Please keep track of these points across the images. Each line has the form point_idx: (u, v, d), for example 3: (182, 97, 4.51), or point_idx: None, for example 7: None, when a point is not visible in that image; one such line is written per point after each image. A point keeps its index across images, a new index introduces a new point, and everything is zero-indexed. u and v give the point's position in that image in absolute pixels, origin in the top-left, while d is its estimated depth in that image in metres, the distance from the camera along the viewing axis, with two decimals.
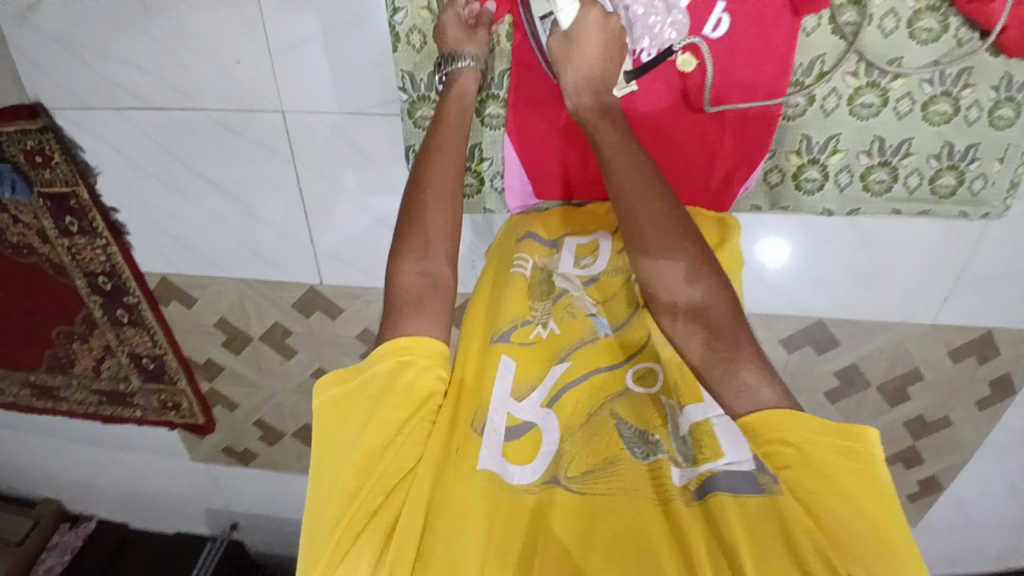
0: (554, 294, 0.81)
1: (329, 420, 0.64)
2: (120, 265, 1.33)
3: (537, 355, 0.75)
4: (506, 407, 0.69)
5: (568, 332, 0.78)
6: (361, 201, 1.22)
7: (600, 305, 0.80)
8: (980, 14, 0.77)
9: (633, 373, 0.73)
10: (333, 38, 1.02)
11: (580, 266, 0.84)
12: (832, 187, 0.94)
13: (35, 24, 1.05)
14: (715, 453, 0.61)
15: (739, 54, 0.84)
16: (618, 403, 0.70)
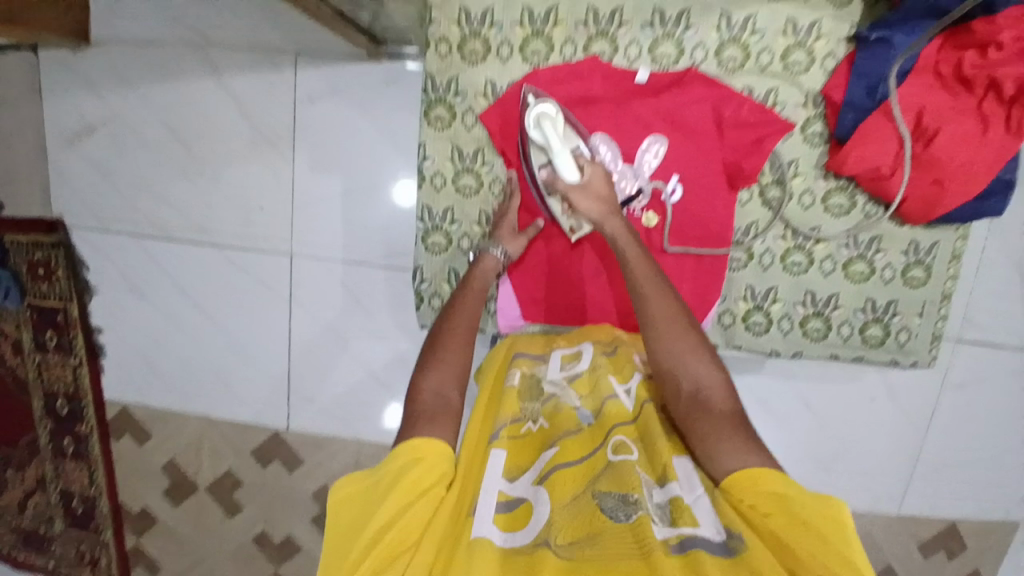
0: (543, 396, 0.73)
1: (342, 508, 0.61)
2: (84, 390, 1.30)
3: (527, 447, 0.66)
4: (498, 483, 0.61)
5: (561, 427, 0.68)
6: (346, 345, 1.24)
7: (584, 398, 0.72)
8: (879, 184, 0.80)
9: (616, 445, 0.63)
10: (351, 198, 1.17)
11: (566, 369, 0.76)
12: (776, 334, 0.90)
13: (89, 160, 1.21)
14: (688, 522, 0.56)
15: (698, 217, 0.86)
16: (602, 481, 0.60)
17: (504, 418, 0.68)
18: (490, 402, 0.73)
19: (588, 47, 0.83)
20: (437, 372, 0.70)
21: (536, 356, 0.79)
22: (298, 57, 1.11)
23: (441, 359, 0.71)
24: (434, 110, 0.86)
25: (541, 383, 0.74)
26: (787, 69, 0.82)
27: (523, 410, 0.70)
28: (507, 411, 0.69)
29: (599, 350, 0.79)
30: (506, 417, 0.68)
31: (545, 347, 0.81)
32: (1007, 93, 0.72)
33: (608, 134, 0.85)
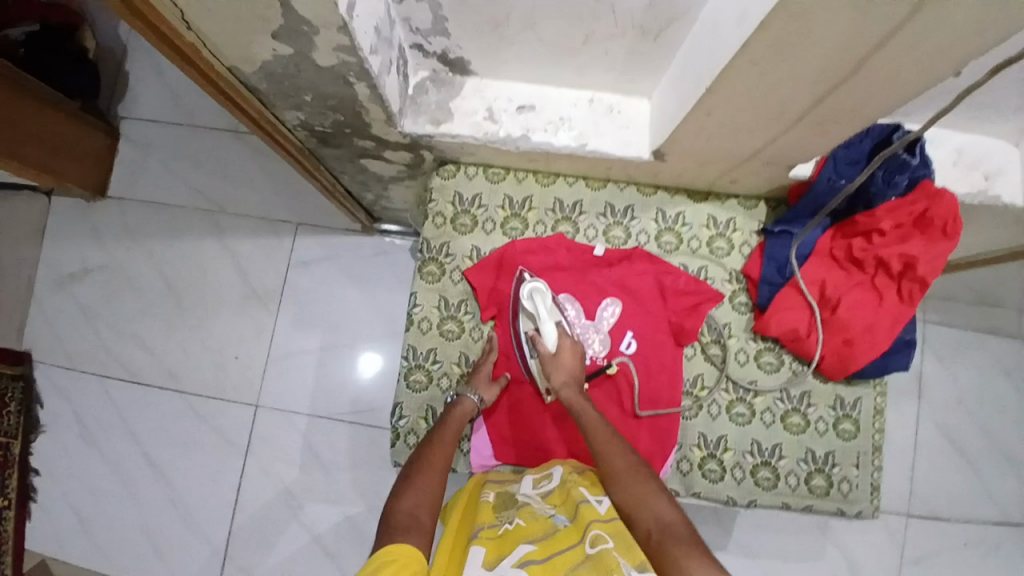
0: (517, 505, 0.63)
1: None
2: (4, 537, 1.17)
3: (504, 543, 0.57)
4: (477, 572, 0.53)
5: (538, 530, 0.58)
6: (296, 505, 1.17)
7: (558, 508, 0.62)
8: (797, 346, 0.72)
9: (594, 538, 0.55)
10: (327, 353, 1.21)
11: (539, 487, 0.67)
12: (732, 484, 0.74)
13: (74, 301, 1.26)
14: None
15: (649, 369, 0.75)
16: (583, 568, 0.52)
17: (480, 522, 0.60)
18: (461, 517, 0.64)
19: (556, 227, 0.78)
20: (417, 495, 0.61)
21: (504, 480, 0.70)
22: (299, 226, 1.24)
23: (417, 480, 0.62)
24: (425, 266, 0.77)
25: (516, 498, 0.65)
26: (745, 259, 0.77)
27: (498, 516, 0.61)
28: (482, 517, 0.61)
29: (570, 468, 0.68)
30: (482, 523, 0.60)
31: (515, 475, 0.71)
32: (895, 269, 0.68)
33: (567, 294, 0.76)
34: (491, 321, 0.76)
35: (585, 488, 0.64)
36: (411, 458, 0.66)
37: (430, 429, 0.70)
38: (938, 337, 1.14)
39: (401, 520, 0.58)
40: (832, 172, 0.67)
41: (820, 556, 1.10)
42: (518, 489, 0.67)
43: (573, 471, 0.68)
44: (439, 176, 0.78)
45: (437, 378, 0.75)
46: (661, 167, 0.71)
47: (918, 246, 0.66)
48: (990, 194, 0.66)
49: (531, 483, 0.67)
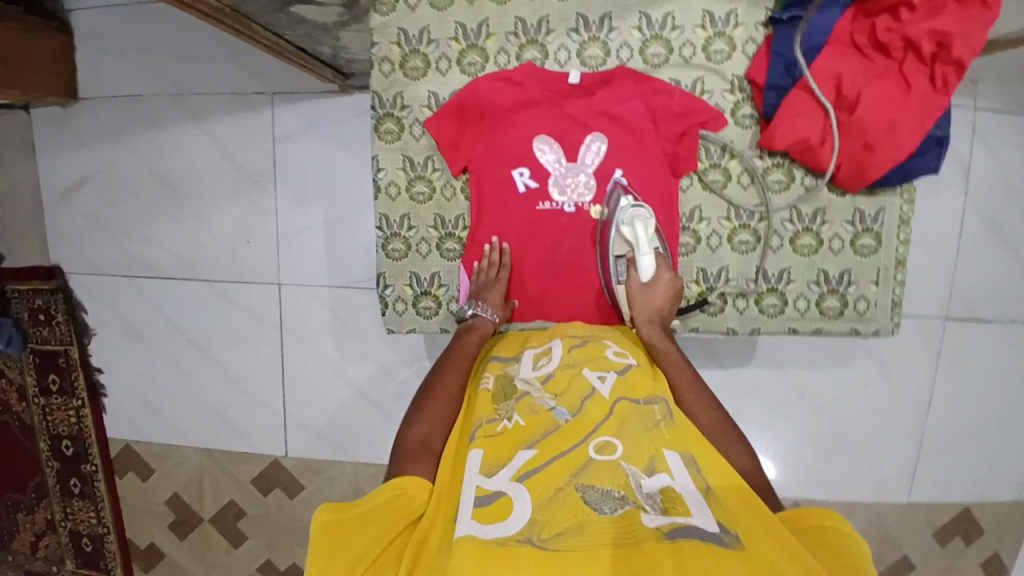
0: (516, 395, 0.57)
1: (323, 557, 0.47)
2: (87, 430, 1.31)
3: (504, 444, 0.51)
4: (475, 478, 0.48)
5: (539, 427, 0.52)
6: (338, 370, 1.22)
7: (558, 397, 0.56)
8: (809, 158, 0.66)
9: (598, 441, 0.49)
10: (333, 227, 1.17)
11: (538, 369, 0.61)
12: (734, 314, 0.73)
13: (80, 207, 1.25)
14: (682, 512, 0.43)
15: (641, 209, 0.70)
16: (586, 473, 0.47)
17: (480, 418, 0.55)
18: (464, 413, 0.60)
19: (521, 56, 0.70)
20: (431, 421, 0.59)
21: (507, 358, 0.65)
22: (274, 96, 1.14)
23: (429, 407, 0.60)
24: (381, 123, 0.72)
25: (515, 384, 0.59)
26: (748, 62, 0.68)
27: (497, 409, 0.56)
28: (481, 411, 0.56)
29: (569, 344, 0.63)
30: (482, 418, 0.55)
31: (517, 349, 0.66)
32: (927, 51, 0.60)
33: (544, 135, 0.71)
34: (464, 175, 0.73)
35: (586, 373, 0.58)
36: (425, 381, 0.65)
37: (442, 353, 0.67)
38: (996, 124, 0.99)
39: (410, 450, 0.56)
40: None
41: (852, 364, 1.08)
42: (516, 371, 0.61)
43: (572, 353, 0.61)
44: (376, 13, 0.69)
45: (416, 245, 0.75)
46: None
47: (953, 19, 0.58)
48: None
49: (530, 362, 0.62)
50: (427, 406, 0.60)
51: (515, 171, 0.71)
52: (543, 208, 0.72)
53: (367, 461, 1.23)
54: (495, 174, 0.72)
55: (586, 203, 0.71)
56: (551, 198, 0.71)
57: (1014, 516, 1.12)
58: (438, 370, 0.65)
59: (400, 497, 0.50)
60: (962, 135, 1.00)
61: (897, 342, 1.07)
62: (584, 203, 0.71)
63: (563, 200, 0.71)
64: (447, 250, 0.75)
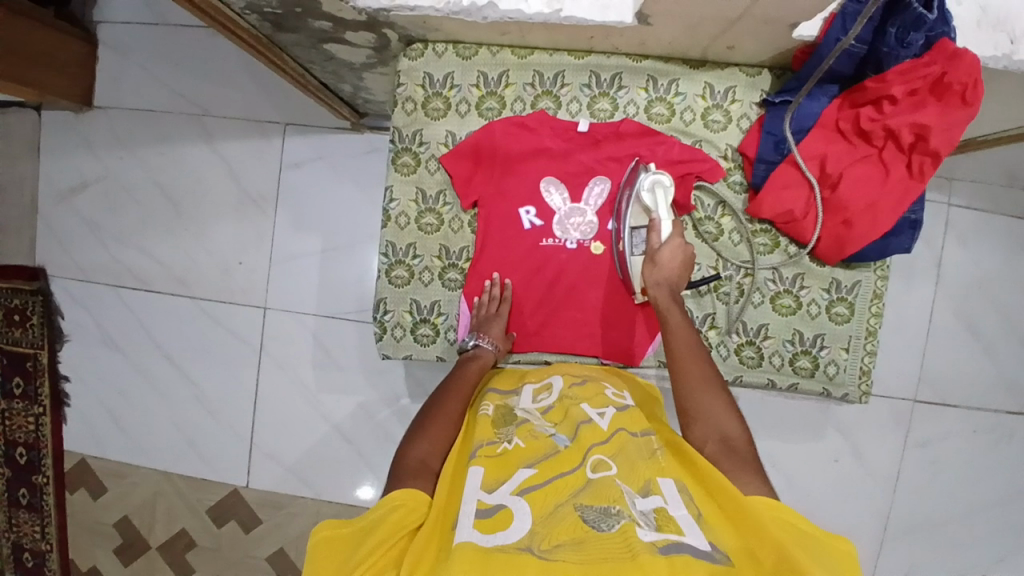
0: (516, 421, 0.59)
1: (320, 561, 0.50)
2: (45, 440, 1.26)
3: (504, 463, 0.52)
4: (476, 492, 0.49)
5: (538, 450, 0.54)
6: (315, 400, 1.21)
7: (557, 425, 0.58)
8: (794, 229, 0.73)
9: (595, 464, 0.51)
10: (330, 255, 1.20)
11: (538, 401, 0.63)
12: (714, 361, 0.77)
13: (77, 214, 1.26)
14: (675, 530, 0.45)
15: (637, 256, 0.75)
16: (583, 492, 0.48)
17: (479, 440, 0.56)
18: (463, 438, 0.62)
19: (535, 105, 0.76)
20: (431, 441, 0.60)
21: (507, 390, 0.67)
22: (287, 126, 1.19)
23: (431, 429, 0.61)
24: (399, 157, 0.77)
25: (515, 412, 0.61)
26: (741, 135, 0.75)
27: (497, 432, 0.58)
28: (481, 434, 0.57)
29: (569, 381, 0.66)
30: (482, 440, 0.56)
31: (514, 384, 0.69)
32: (905, 141, 0.66)
33: (550, 177, 0.76)
34: (473, 210, 0.78)
35: (584, 407, 0.60)
36: (427, 400, 0.67)
37: (445, 377, 0.69)
38: (964, 221, 1.07)
39: (408, 469, 0.57)
40: (841, 31, 0.60)
41: (820, 437, 1.11)
42: (519, 403, 0.63)
43: (572, 387, 0.64)
44: (405, 58, 0.74)
45: (419, 274, 0.78)
46: (649, 33, 0.66)
47: (932, 114, 0.64)
48: (1015, 58, 0.59)
49: (530, 394, 0.65)
50: (427, 427, 0.62)
51: (522, 208, 0.76)
52: (545, 243, 0.76)
53: (333, 496, 1.20)
54: (502, 210, 0.76)
55: (585, 240, 0.76)
56: (554, 235, 0.76)
57: None
58: (441, 392, 0.67)
59: (400, 508, 0.51)
60: (933, 227, 1.08)
61: (866, 419, 1.10)
62: (583, 240, 0.76)
63: (565, 238, 0.76)
64: (449, 280, 0.78)
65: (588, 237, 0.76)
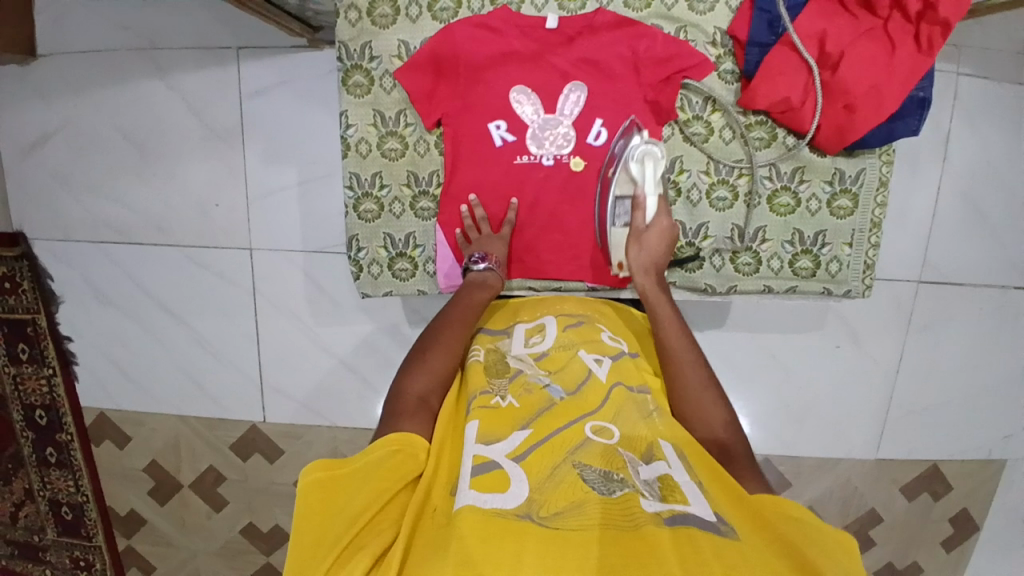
0: (508, 373, 0.63)
1: (314, 506, 0.48)
2: (60, 398, 1.28)
3: (502, 420, 0.55)
4: (474, 447, 0.52)
5: (534, 408, 0.58)
6: (315, 336, 1.21)
7: (552, 374, 0.63)
8: (790, 117, 0.74)
9: (597, 429, 0.55)
10: (307, 189, 1.14)
11: (531, 346, 0.68)
12: (709, 271, 0.82)
13: (40, 170, 1.20)
14: (679, 499, 0.48)
15: None
16: (582, 453, 0.52)
17: (475, 389, 0.60)
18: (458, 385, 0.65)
19: (496, 1, 0.76)
20: (430, 376, 0.61)
21: (497, 331, 0.71)
22: (240, 52, 1.09)
23: (428, 364, 0.62)
24: (350, 77, 0.78)
25: (506, 359, 0.65)
26: (732, 15, 0.75)
27: (490, 382, 0.61)
28: (475, 384, 0.61)
29: (563, 324, 0.71)
30: (476, 390, 0.60)
31: (507, 324, 0.72)
32: (913, 10, 0.66)
33: (522, 86, 0.76)
34: (439, 129, 0.80)
35: (580, 353, 0.66)
36: (425, 330, 0.68)
37: (450, 303, 0.71)
38: (978, 90, 0.98)
39: (408, 407, 0.57)
40: None
41: (823, 326, 1.09)
42: (510, 347, 0.67)
43: (564, 333, 0.69)
44: None
45: (389, 205, 0.82)
46: None
47: None
48: None
49: (523, 339, 0.69)
50: (428, 357, 0.63)
51: (494, 124, 0.77)
52: (522, 159, 0.78)
53: (346, 424, 1.24)
54: (472, 126, 0.78)
55: (563, 156, 0.77)
56: (530, 151, 0.78)
57: (976, 476, 1.16)
58: (440, 324, 0.68)
59: (398, 454, 0.51)
60: (942, 102, 0.99)
61: (871, 306, 1.08)
62: (561, 156, 0.77)
63: (541, 153, 0.78)
64: (422, 208, 0.82)
65: (568, 151, 0.77)
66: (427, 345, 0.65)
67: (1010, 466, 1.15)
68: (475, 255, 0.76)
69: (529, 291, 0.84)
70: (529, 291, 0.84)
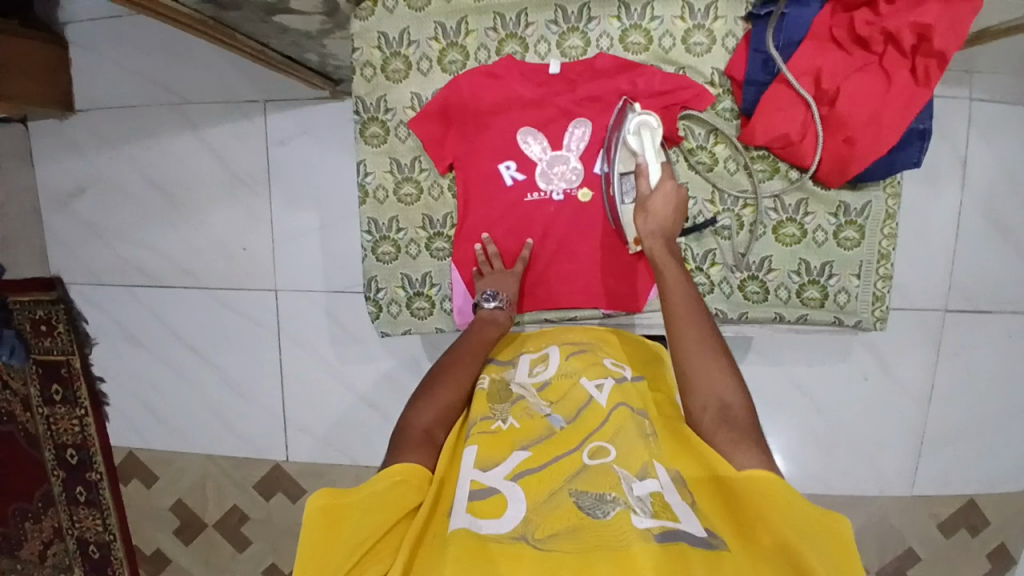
0: (511, 397, 0.64)
1: (318, 530, 0.49)
2: (92, 438, 1.32)
3: (501, 443, 0.56)
4: (471, 471, 0.53)
5: (533, 430, 0.58)
6: (337, 373, 1.23)
7: (554, 404, 0.62)
8: (792, 152, 0.76)
9: (595, 450, 0.55)
10: (329, 230, 1.18)
11: (535, 374, 0.68)
12: (719, 300, 0.82)
13: (79, 219, 1.26)
14: (670, 516, 0.49)
15: None
16: (578, 477, 0.52)
17: (477, 415, 0.61)
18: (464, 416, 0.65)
19: (501, 50, 0.79)
20: (436, 410, 0.61)
21: (505, 361, 0.72)
22: (267, 103, 1.15)
23: (435, 397, 0.63)
24: (366, 128, 0.82)
25: (510, 385, 0.66)
26: (729, 55, 0.77)
27: (492, 408, 0.62)
28: (476, 410, 0.62)
29: (567, 351, 0.71)
30: (478, 416, 0.61)
31: (514, 353, 0.73)
32: (908, 43, 0.68)
33: (528, 127, 0.80)
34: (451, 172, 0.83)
35: (584, 381, 0.65)
36: (434, 364, 0.69)
37: (460, 338, 0.72)
38: (989, 116, 0.98)
39: (413, 439, 0.58)
40: None
41: (846, 356, 1.08)
42: (513, 375, 0.68)
43: (569, 361, 0.69)
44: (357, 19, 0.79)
45: (406, 246, 0.85)
46: None
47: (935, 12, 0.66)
48: None
49: (527, 366, 0.69)
50: (435, 392, 0.63)
51: (502, 164, 0.80)
52: (531, 196, 0.81)
53: (367, 460, 1.25)
54: (482, 168, 0.81)
55: (571, 189, 0.80)
56: (538, 188, 0.80)
57: (1017, 510, 1.11)
58: (449, 359, 0.69)
59: (401, 484, 0.52)
60: (953, 128, 0.99)
61: (894, 334, 1.06)
62: (569, 189, 0.80)
63: (551, 189, 0.80)
64: (438, 248, 0.85)
65: (575, 184, 0.80)
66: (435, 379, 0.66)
67: None
68: (488, 292, 0.77)
69: (545, 322, 0.85)
70: (545, 323, 0.85)
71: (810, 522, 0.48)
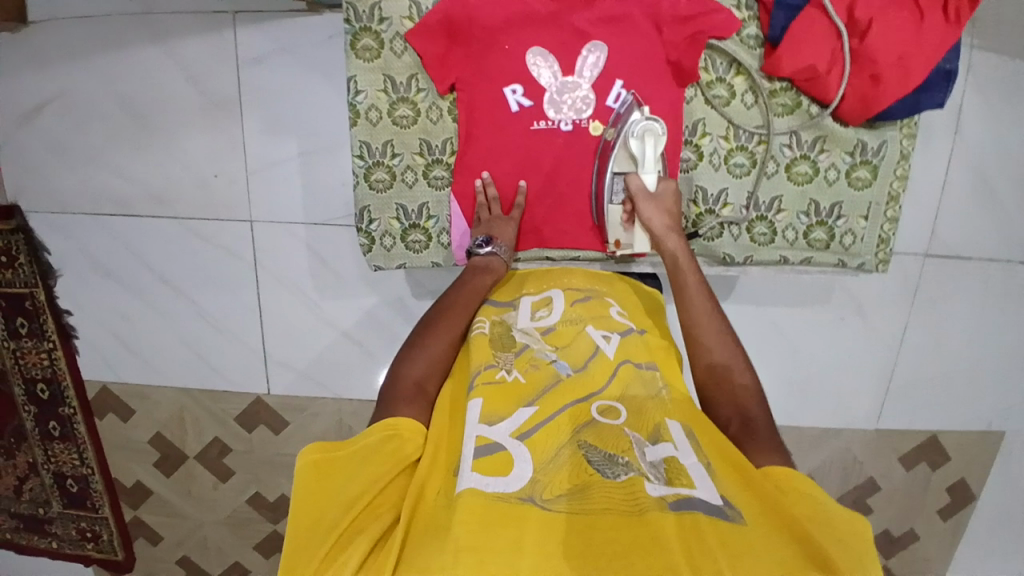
0: (515, 347, 0.64)
1: (311, 489, 0.49)
2: (62, 372, 1.28)
3: (505, 396, 0.56)
4: (476, 428, 0.53)
5: (539, 383, 0.59)
6: (319, 310, 1.20)
7: (560, 350, 0.64)
8: (814, 86, 0.76)
9: (604, 408, 0.57)
10: (308, 160, 1.12)
11: (537, 320, 0.68)
12: (728, 239, 0.84)
13: (32, 140, 1.16)
14: (685, 483, 0.49)
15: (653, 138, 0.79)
16: (588, 433, 0.54)
17: (479, 363, 0.60)
18: (457, 362, 0.65)
19: None
20: (428, 363, 0.61)
21: (504, 303, 0.71)
22: (237, 15, 1.06)
23: (427, 348, 0.63)
24: (360, 41, 0.78)
25: (512, 332, 0.66)
26: None
27: (495, 356, 0.62)
28: (480, 357, 0.61)
29: (569, 299, 0.71)
30: (481, 364, 0.60)
31: (513, 296, 0.73)
32: None
33: (538, 48, 0.77)
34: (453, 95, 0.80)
35: (589, 329, 0.66)
36: (425, 314, 0.68)
37: (454, 282, 0.71)
38: (990, 61, 0.96)
39: (405, 392, 0.58)
40: None
41: (826, 298, 1.10)
42: (515, 320, 0.68)
43: (571, 309, 0.69)
44: None
45: (401, 174, 0.82)
46: None
47: None
48: None
49: (528, 311, 0.69)
50: (428, 343, 0.63)
51: (509, 88, 0.78)
52: (538, 125, 0.78)
53: (352, 396, 1.25)
54: (488, 90, 0.78)
55: (582, 121, 0.78)
56: (547, 117, 0.78)
57: (975, 448, 1.18)
58: (442, 308, 0.68)
59: (398, 438, 0.53)
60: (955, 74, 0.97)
61: (876, 280, 1.08)
62: (580, 121, 0.78)
63: (559, 118, 0.78)
64: (435, 177, 0.83)
65: (586, 116, 0.78)
66: (431, 328, 0.65)
67: (1006, 438, 1.17)
68: (481, 239, 0.75)
69: (545, 262, 0.85)
70: (545, 261, 0.85)
71: (837, 515, 0.48)
